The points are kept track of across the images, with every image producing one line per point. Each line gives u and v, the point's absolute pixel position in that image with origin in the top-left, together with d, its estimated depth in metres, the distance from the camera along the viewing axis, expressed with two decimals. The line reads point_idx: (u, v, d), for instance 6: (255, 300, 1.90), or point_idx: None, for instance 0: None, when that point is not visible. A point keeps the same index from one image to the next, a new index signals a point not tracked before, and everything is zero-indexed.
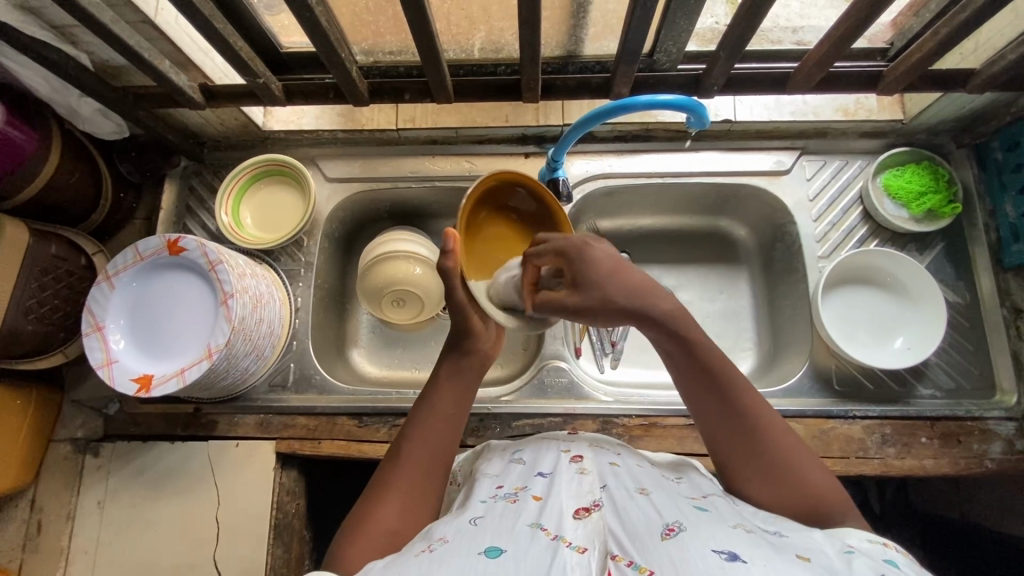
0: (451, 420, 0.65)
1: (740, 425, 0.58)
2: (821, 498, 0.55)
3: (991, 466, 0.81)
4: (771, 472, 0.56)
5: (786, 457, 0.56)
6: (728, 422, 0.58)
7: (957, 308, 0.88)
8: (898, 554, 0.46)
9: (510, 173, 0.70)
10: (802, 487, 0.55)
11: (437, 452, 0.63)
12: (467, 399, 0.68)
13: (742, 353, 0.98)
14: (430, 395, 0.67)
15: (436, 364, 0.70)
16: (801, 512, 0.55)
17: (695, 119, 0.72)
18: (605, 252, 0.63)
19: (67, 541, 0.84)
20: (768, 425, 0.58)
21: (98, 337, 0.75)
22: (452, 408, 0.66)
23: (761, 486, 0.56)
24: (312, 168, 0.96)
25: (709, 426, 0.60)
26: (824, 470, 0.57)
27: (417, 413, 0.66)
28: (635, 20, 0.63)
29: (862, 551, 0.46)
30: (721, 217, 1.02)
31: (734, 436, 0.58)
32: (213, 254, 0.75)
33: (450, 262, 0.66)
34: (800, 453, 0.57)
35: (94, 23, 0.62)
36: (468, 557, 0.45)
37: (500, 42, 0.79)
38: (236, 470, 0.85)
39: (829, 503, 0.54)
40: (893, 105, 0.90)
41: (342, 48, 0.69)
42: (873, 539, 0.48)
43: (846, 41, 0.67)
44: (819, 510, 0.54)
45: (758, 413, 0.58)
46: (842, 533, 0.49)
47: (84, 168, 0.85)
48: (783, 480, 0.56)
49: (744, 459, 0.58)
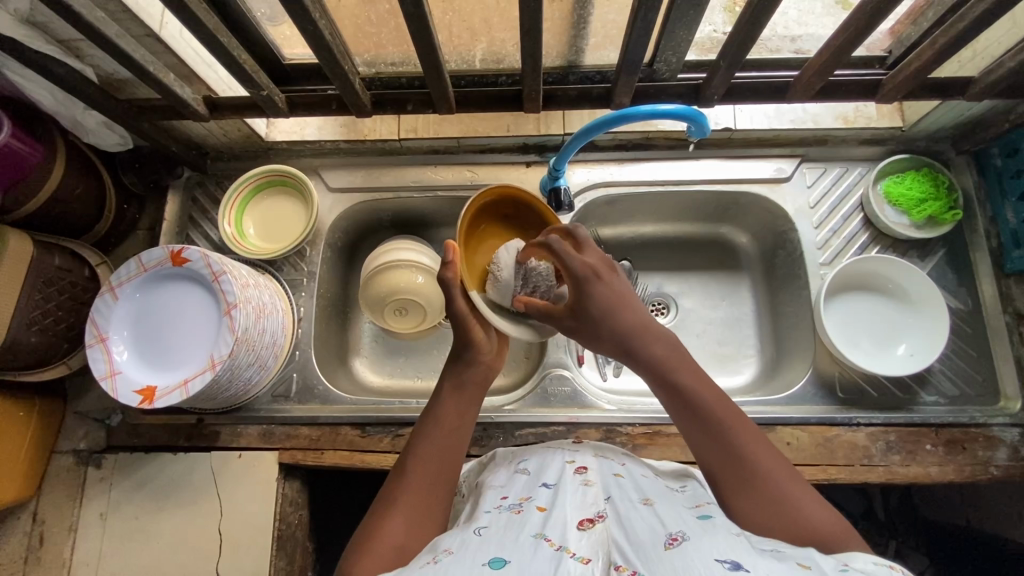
0: (455, 436, 0.65)
1: (730, 450, 0.58)
2: (817, 526, 0.53)
3: (996, 473, 0.81)
4: (763, 496, 0.55)
5: (780, 483, 0.56)
6: (720, 448, 0.58)
7: (960, 315, 0.88)
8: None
9: (510, 187, 0.72)
10: (794, 507, 0.54)
11: (440, 464, 0.63)
12: (470, 412, 0.68)
13: (745, 360, 0.98)
14: (431, 412, 0.67)
15: (437, 382, 0.70)
16: (797, 537, 0.53)
17: (695, 129, 0.72)
18: (610, 284, 0.64)
19: (69, 554, 0.83)
20: (757, 451, 0.58)
21: (101, 348, 0.75)
22: (455, 423, 0.66)
23: (754, 513, 0.55)
24: (315, 179, 0.96)
25: (697, 451, 0.61)
26: (818, 497, 0.56)
27: (421, 428, 0.66)
28: (635, 30, 0.64)
29: (861, 564, 0.46)
30: (722, 225, 1.02)
31: (726, 461, 0.58)
32: (216, 264, 0.75)
33: (450, 272, 0.68)
34: (793, 480, 0.56)
35: (100, 38, 0.62)
36: (472, 568, 0.45)
37: (501, 53, 0.79)
38: (240, 481, 0.84)
39: (827, 534, 0.52)
40: (892, 113, 0.90)
41: (345, 60, 0.69)
42: (879, 562, 0.47)
43: (845, 51, 0.67)
44: (814, 537, 0.52)
45: (748, 439, 0.59)
46: (850, 556, 0.48)
47: (88, 180, 0.85)
48: (772, 502, 0.55)
49: (738, 484, 0.57)
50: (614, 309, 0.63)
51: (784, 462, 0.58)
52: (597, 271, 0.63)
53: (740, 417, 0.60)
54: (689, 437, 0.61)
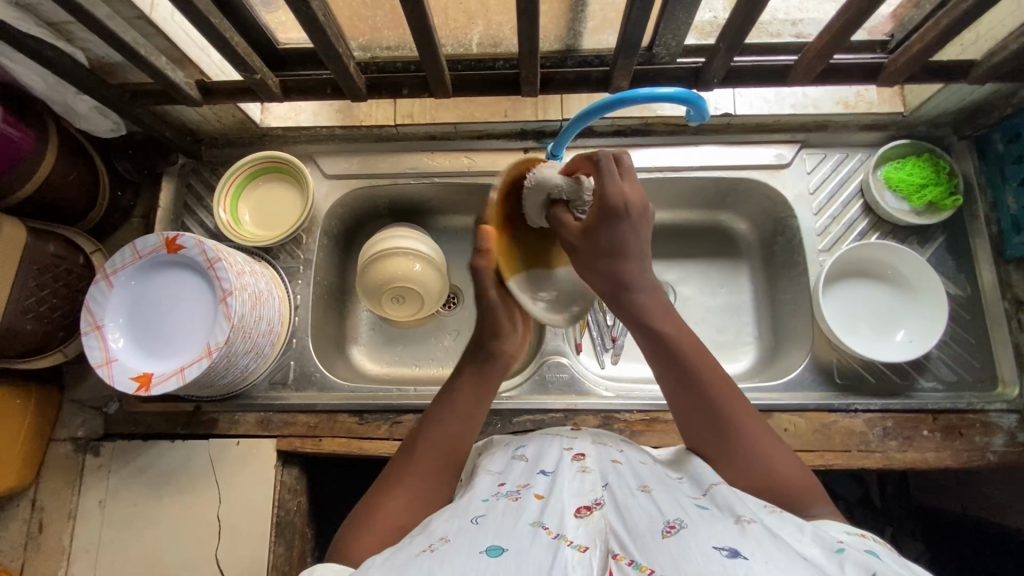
0: (467, 424, 0.65)
1: (708, 402, 0.60)
2: (788, 479, 0.56)
3: (993, 459, 0.81)
4: (744, 454, 0.57)
5: (759, 445, 0.58)
6: (699, 402, 0.60)
7: (958, 301, 0.88)
8: (876, 544, 0.47)
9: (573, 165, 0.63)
10: (773, 468, 0.56)
11: (448, 449, 0.63)
12: (482, 401, 0.67)
13: (743, 348, 0.98)
14: (446, 395, 0.67)
15: (456, 365, 0.70)
16: (771, 495, 0.55)
17: (695, 112, 0.71)
18: (640, 226, 0.61)
19: (68, 540, 0.84)
20: (743, 417, 0.59)
21: (97, 335, 0.75)
22: (469, 409, 0.66)
23: (737, 474, 0.57)
24: (311, 165, 0.95)
25: (679, 405, 0.62)
26: (788, 452, 0.58)
27: (433, 412, 0.66)
28: (634, 13, 0.63)
29: (848, 543, 0.46)
30: (721, 211, 1.02)
31: (709, 420, 0.59)
32: (212, 251, 0.74)
33: (483, 261, 0.66)
34: (774, 444, 0.58)
35: (90, 21, 0.61)
36: (469, 557, 0.45)
37: (498, 37, 0.78)
38: (238, 468, 0.84)
39: (799, 489, 0.55)
40: (893, 97, 0.89)
41: (339, 42, 0.68)
42: (852, 531, 0.48)
43: (846, 33, 0.66)
44: (786, 493, 0.55)
45: (727, 393, 0.60)
46: (824, 526, 0.50)
47: (81, 166, 0.85)
48: (751, 462, 0.57)
49: (711, 436, 0.59)
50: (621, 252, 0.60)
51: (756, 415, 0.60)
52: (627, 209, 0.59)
53: (729, 384, 0.61)
54: (671, 391, 0.62)
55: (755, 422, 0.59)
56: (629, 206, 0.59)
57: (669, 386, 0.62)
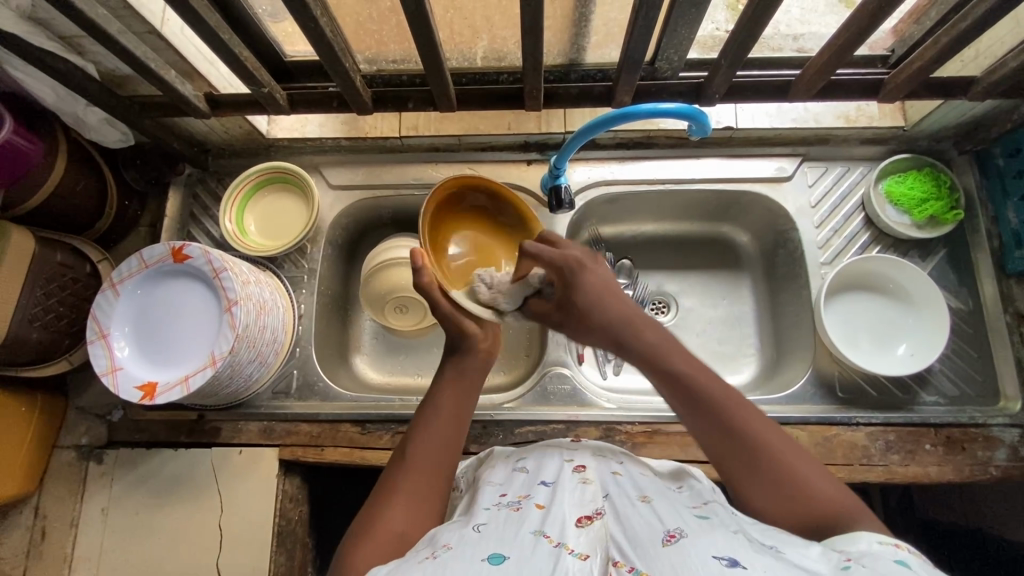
0: (453, 422, 0.65)
1: (730, 432, 0.57)
2: (822, 500, 0.53)
3: (995, 473, 0.81)
4: (771, 480, 0.55)
5: (788, 468, 0.55)
6: (722, 433, 0.57)
7: (960, 315, 0.88)
8: (911, 554, 0.45)
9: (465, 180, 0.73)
10: (804, 488, 0.54)
11: (441, 452, 0.63)
12: (467, 399, 0.68)
13: (744, 360, 0.98)
14: (431, 399, 0.67)
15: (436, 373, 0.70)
16: (808, 519, 0.53)
17: (697, 127, 0.72)
18: (595, 274, 0.67)
19: (71, 547, 0.84)
20: (766, 438, 0.57)
21: (103, 344, 0.76)
22: (453, 410, 0.66)
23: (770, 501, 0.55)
24: (316, 176, 0.96)
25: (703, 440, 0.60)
26: (822, 470, 0.56)
27: (420, 416, 0.66)
28: (636, 30, 0.64)
29: (872, 558, 0.44)
30: (722, 224, 1.02)
31: (735, 448, 0.57)
32: (217, 261, 0.75)
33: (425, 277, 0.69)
34: (802, 461, 0.56)
35: (102, 36, 0.62)
36: (471, 564, 0.45)
37: (502, 51, 0.79)
38: (241, 477, 0.85)
39: (834, 508, 0.53)
40: (894, 112, 0.90)
41: (345, 57, 0.69)
42: (884, 540, 0.47)
43: (845, 51, 0.67)
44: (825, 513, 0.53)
45: (745, 416, 0.58)
46: (855, 537, 0.48)
47: (90, 177, 0.86)
48: (784, 489, 0.54)
49: (739, 467, 0.57)
50: (603, 299, 0.66)
51: (764, 415, 0.59)
52: (582, 261, 0.67)
53: (748, 407, 0.59)
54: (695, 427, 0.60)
55: (778, 439, 0.57)
56: (571, 260, 0.67)
57: (689, 421, 0.60)
